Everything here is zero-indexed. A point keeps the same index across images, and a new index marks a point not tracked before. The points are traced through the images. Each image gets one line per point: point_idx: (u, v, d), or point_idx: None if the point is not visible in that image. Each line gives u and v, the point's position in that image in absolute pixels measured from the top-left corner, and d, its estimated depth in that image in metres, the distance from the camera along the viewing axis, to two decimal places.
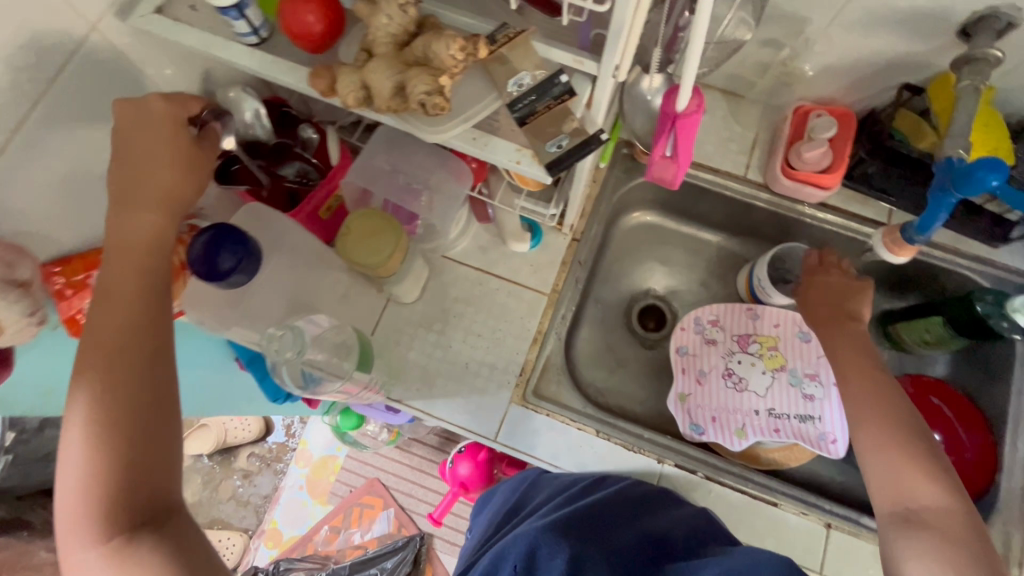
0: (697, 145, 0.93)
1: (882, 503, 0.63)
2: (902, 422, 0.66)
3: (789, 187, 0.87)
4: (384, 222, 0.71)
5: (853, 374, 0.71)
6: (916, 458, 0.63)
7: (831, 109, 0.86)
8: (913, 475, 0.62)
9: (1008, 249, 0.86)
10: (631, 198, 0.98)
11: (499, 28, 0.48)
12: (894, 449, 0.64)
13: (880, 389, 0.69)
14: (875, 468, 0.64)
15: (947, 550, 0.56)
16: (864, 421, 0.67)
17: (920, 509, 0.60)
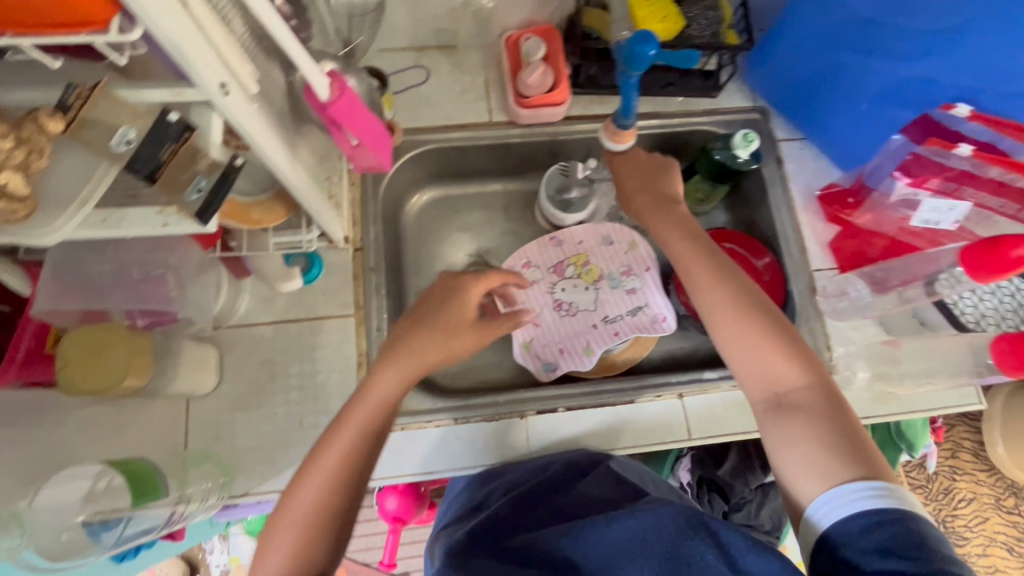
0: (436, 109, 0.92)
1: (753, 391, 0.63)
2: (754, 307, 0.64)
3: (529, 115, 0.89)
4: (112, 335, 0.63)
5: (696, 273, 0.69)
6: (776, 340, 0.62)
7: (535, 30, 0.89)
8: (773, 360, 0.62)
9: (727, 93, 0.95)
10: (403, 183, 0.95)
11: (64, 91, 0.40)
12: (752, 341, 0.63)
13: (731, 279, 0.67)
14: (742, 359, 0.64)
15: (811, 426, 0.58)
16: (724, 318, 0.65)
17: (786, 390, 0.61)
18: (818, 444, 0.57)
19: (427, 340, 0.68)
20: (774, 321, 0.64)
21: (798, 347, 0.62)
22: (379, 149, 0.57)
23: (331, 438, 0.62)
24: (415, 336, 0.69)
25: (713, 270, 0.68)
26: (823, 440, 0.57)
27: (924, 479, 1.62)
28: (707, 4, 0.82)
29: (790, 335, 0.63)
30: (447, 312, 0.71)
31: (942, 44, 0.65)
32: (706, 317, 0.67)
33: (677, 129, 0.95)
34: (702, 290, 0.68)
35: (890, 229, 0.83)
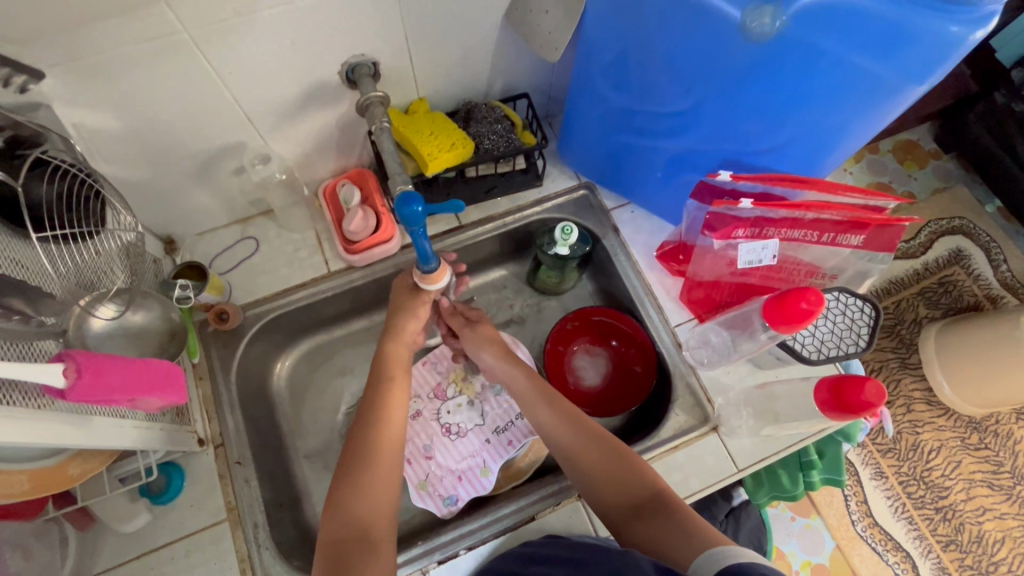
0: (273, 275, 0.91)
1: (615, 510, 0.66)
2: (594, 434, 0.70)
3: (364, 258, 0.90)
4: None
5: (543, 413, 0.75)
6: (604, 457, 0.68)
7: (347, 176, 0.91)
8: (619, 479, 0.67)
9: (550, 178, 0.99)
10: (261, 354, 0.92)
11: None
12: (600, 471, 0.68)
13: (570, 415, 0.73)
14: (597, 487, 0.68)
15: (668, 528, 0.60)
16: (574, 455, 0.70)
17: (639, 502, 0.65)
18: (677, 541, 0.59)
19: (414, 321, 0.78)
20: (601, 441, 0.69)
21: (635, 460, 0.68)
22: (159, 388, 0.56)
23: (355, 451, 0.68)
24: (395, 329, 0.78)
25: (554, 406, 0.74)
26: (680, 537, 0.59)
27: (891, 441, 1.47)
28: (492, 118, 0.86)
29: (626, 451, 0.69)
30: (416, 307, 0.78)
31: (689, 122, 0.70)
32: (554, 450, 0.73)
33: (514, 225, 0.97)
34: (550, 429, 0.73)
35: (725, 273, 0.85)
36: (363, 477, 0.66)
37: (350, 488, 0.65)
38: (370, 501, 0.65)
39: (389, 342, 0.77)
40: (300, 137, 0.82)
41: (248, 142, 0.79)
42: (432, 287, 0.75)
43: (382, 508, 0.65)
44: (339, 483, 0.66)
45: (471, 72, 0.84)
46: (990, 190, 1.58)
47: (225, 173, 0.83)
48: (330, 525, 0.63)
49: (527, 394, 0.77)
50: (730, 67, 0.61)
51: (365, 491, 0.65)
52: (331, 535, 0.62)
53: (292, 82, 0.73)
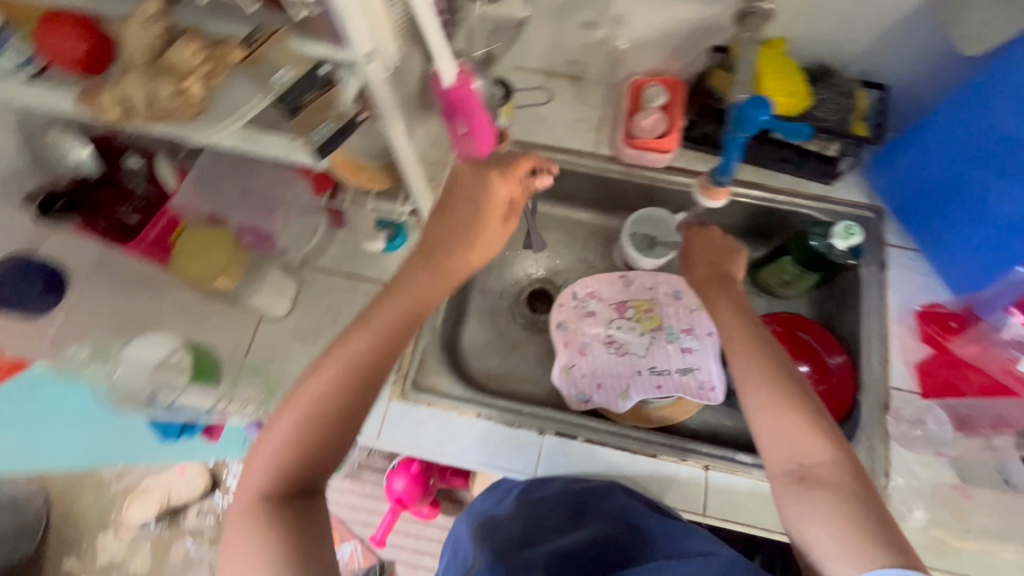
0: (548, 130, 0.97)
1: (776, 466, 0.62)
2: (792, 381, 0.65)
3: (633, 155, 0.92)
4: (214, 237, 0.73)
5: (739, 341, 0.69)
6: (796, 409, 0.63)
7: (661, 79, 0.92)
8: (798, 435, 0.62)
9: (843, 184, 0.91)
10: None
11: (252, 31, 0.49)
12: (786, 412, 0.63)
13: (773, 353, 0.68)
14: (768, 428, 0.63)
15: (845, 511, 0.57)
16: (760, 384, 0.65)
17: (808, 467, 0.61)
18: (855, 527, 0.56)
19: (472, 250, 0.63)
20: (801, 392, 0.64)
21: (830, 425, 0.63)
22: (484, 141, 0.64)
23: (326, 369, 0.57)
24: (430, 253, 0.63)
25: (755, 338, 0.69)
26: (860, 523, 0.56)
27: None
28: (842, 91, 0.81)
29: (823, 415, 0.64)
30: (485, 218, 0.63)
31: None
32: (738, 384, 0.67)
33: (782, 207, 0.91)
34: (745, 354, 0.68)
35: (994, 368, 0.78)
36: (334, 405, 0.56)
37: (285, 436, 0.55)
38: (300, 457, 0.55)
39: (441, 254, 0.62)
40: (655, 20, 0.84)
41: (615, 1, 0.83)
42: (706, 202, 0.78)
43: (315, 466, 0.55)
44: (285, 421, 0.56)
45: (850, 35, 0.80)
46: None
47: (575, 22, 0.88)
48: (283, 446, 0.55)
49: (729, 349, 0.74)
50: None
51: (325, 442, 0.56)
52: (285, 459, 0.54)
53: None
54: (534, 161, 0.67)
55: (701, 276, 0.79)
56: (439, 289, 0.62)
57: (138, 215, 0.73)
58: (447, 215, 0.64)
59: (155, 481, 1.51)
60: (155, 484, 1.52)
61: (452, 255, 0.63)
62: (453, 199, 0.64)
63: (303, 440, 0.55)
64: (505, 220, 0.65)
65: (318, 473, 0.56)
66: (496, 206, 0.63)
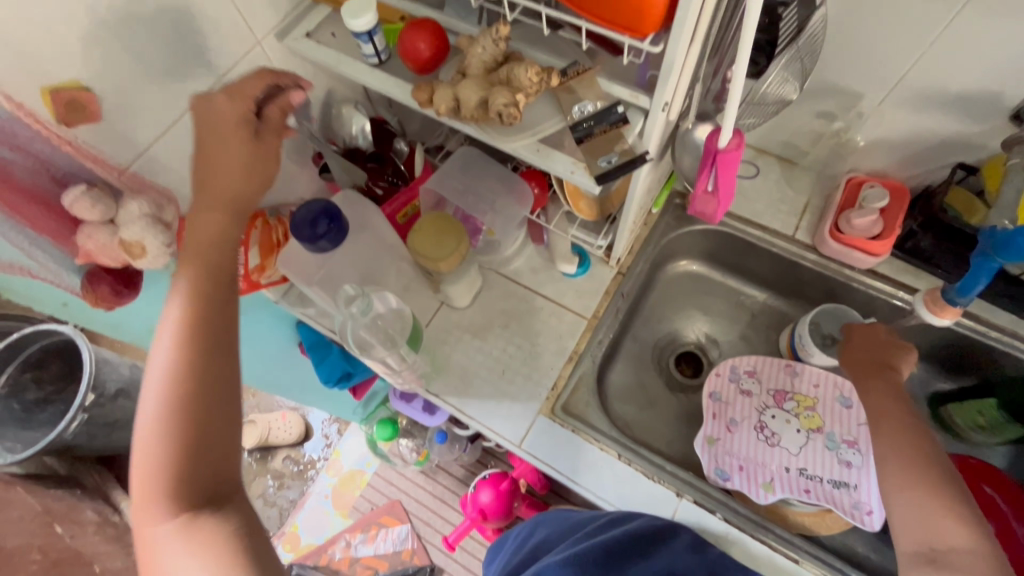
0: (748, 203, 0.98)
1: (905, 548, 0.60)
2: (935, 465, 0.64)
3: (836, 249, 0.89)
4: (452, 226, 0.81)
5: (879, 418, 0.71)
6: (934, 488, 0.61)
7: (885, 182, 0.89)
8: (933, 515, 0.60)
9: None
10: (679, 246, 1.03)
11: (570, 65, 0.57)
12: (918, 488, 0.62)
13: (921, 438, 0.67)
14: (901, 509, 0.62)
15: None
16: (891, 458, 0.66)
17: (942, 552, 0.57)
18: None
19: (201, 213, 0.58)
20: (943, 474, 0.63)
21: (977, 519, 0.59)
22: (724, 202, 0.66)
23: (155, 352, 0.53)
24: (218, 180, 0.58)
25: (898, 418, 0.70)
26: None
27: None
28: None
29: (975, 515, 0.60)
30: (226, 162, 0.58)
31: None
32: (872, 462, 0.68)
33: (995, 344, 0.82)
34: (886, 433, 0.68)
35: None
36: (165, 381, 0.52)
37: (138, 420, 0.52)
38: (150, 443, 0.51)
39: (200, 195, 0.58)
40: (902, 125, 0.83)
41: (865, 98, 0.83)
42: (933, 318, 0.75)
43: (193, 451, 0.51)
44: (143, 407, 0.52)
45: None
46: None
47: (811, 109, 0.89)
48: (153, 447, 0.51)
49: None
50: None
51: (148, 430, 0.51)
52: (152, 462, 0.50)
53: (977, 83, 0.73)
54: (277, 77, 0.62)
55: (857, 367, 0.79)
56: (239, 221, 0.60)
57: (378, 190, 0.86)
58: (206, 158, 0.58)
59: (264, 417, 1.83)
60: (262, 420, 1.85)
61: (226, 186, 0.59)
62: (206, 139, 0.59)
63: (171, 440, 0.51)
64: (256, 138, 0.60)
65: (218, 479, 0.52)
66: (246, 134, 0.59)
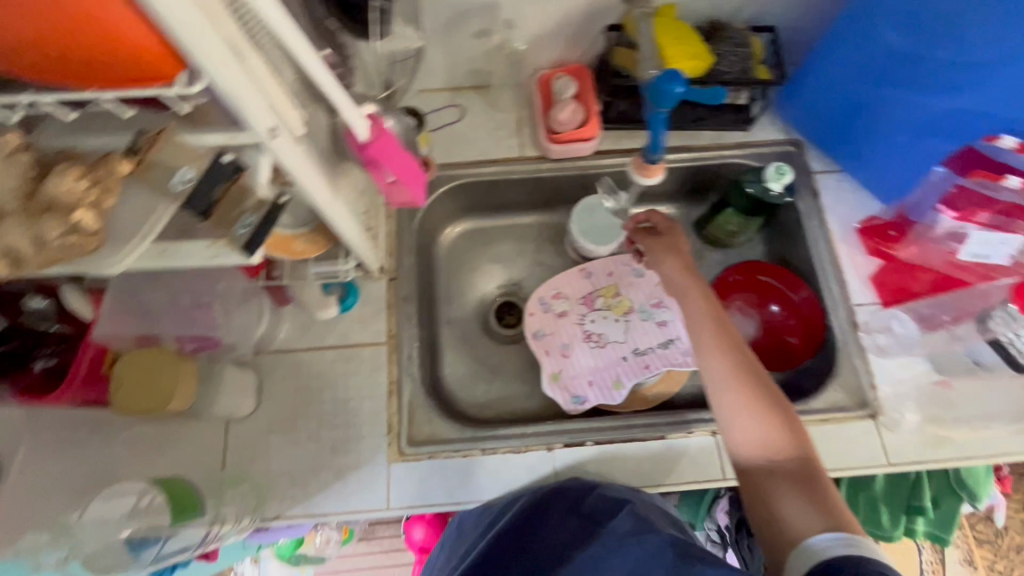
0: (470, 145, 0.95)
1: (743, 461, 0.64)
2: (756, 375, 0.66)
3: (560, 150, 0.92)
4: (151, 359, 0.68)
5: (705, 337, 0.71)
6: (759, 399, 0.65)
7: (565, 69, 0.92)
8: (759, 426, 0.64)
9: (758, 128, 0.95)
10: (437, 216, 0.98)
11: (137, 136, 0.43)
12: (746, 405, 0.65)
13: (737, 349, 0.69)
14: (735, 423, 0.65)
15: (801, 506, 0.59)
16: (721, 379, 0.67)
17: (772, 460, 0.63)
18: (814, 525, 0.57)
19: None
20: (763, 381, 0.66)
21: (792, 417, 0.65)
22: (415, 183, 0.60)
23: None
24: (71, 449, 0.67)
25: (719, 333, 0.70)
26: (817, 520, 0.57)
27: (992, 533, 1.49)
28: (736, 42, 0.83)
29: (788, 410, 0.65)
30: None
31: (982, 77, 0.65)
32: (707, 385, 0.69)
33: (709, 161, 0.94)
34: (713, 351, 0.69)
35: (937, 262, 0.80)
36: None
37: None
38: None
39: None
40: (545, 14, 0.84)
41: (501, 4, 0.81)
42: (643, 180, 0.77)
43: None
44: None
45: None
46: None
47: (466, 33, 0.86)
48: None
49: (697, 314, 0.74)
50: None
51: None
52: None
53: None
54: None
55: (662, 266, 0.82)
56: None
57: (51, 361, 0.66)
58: None
59: None
60: None
61: None
62: None
63: None
64: None
65: None
66: None
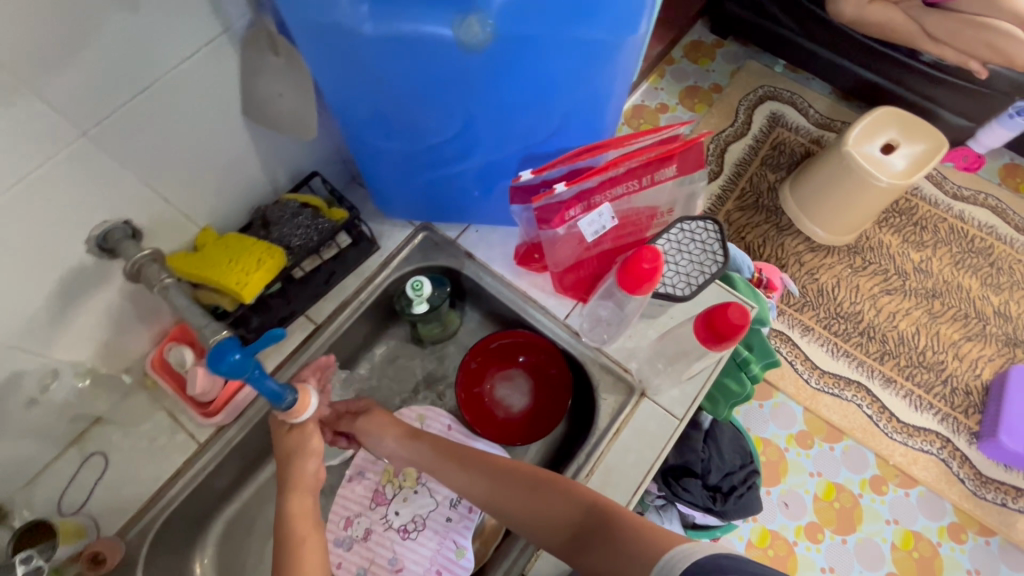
0: (140, 479, 0.79)
1: (560, 547, 0.69)
2: (513, 474, 0.74)
3: (228, 414, 0.80)
4: None
5: (456, 473, 0.77)
6: (528, 490, 0.72)
7: (171, 338, 0.81)
8: (545, 512, 0.70)
9: (386, 239, 0.94)
10: (170, 566, 0.80)
11: None
12: (525, 505, 0.71)
13: (489, 466, 0.76)
14: (530, 521, 0.70)
15: (607, 545, 0.63)
16: (496, 500, 0.73)
17: (573, 530, 0.68)
18: (613, 556, 0.62)
19: None
20: (523, 475, 0.73)
21: (562, 482, 0.71)
22: None
23: None
24: (294, 480, 0.70)
25: (466, 464, 0.77)
26: (608, 552, 0.63)
27: (801, 297, 1.72)
28: (294, 212, 0.80)
29: (556, 478, 0.72)
30: None
31: (471, 137, 0.69)
32: (493, 511, 0.74)
33: (371, 298, 0.91)
34: (474, 483, 0.75)
35: (580, 252, 0.86)
36: None
37: None
38: None
39: None
40: (87, 331, 0.71)
41: (24, 365, 0.67)
42: (307, 415, 0.69)
43: None
44: None
45: (245, 178, 0.78)
46: (772, 55, 1.96)
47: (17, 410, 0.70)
48: None
49: (439, 464, 0.79)
50: (497, 90, 0.62)
51: None
52: None
53: (37, 285, 0.62)
54: None
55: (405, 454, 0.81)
56: None
57: None
58: None
59: None
60: None
61: None
62: None
63: None
64: None
65: None
66: None
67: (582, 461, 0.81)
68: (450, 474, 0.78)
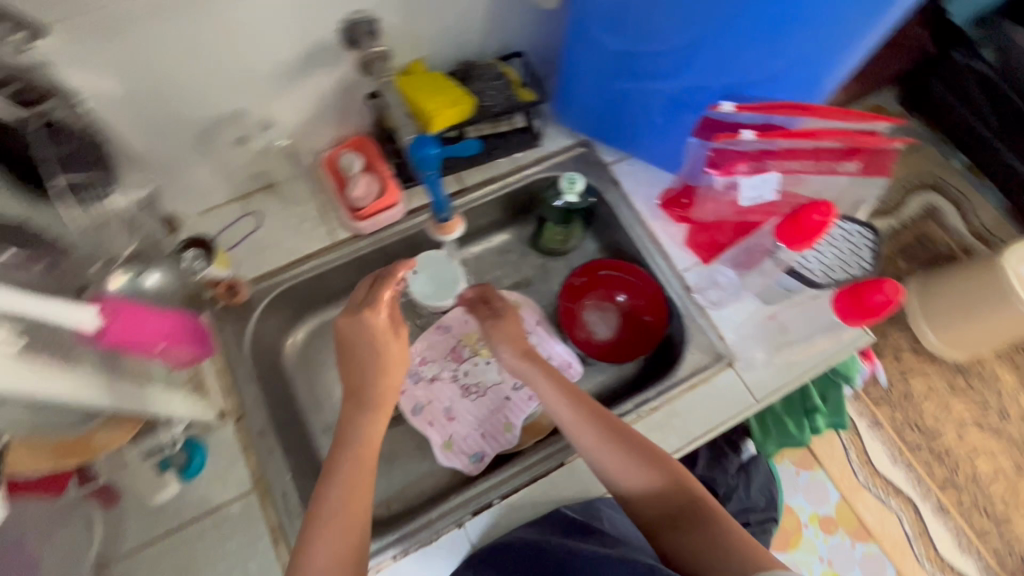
0: (279, 247, 0.90)
1: (648, 521, 0.68)
2: (623, 436, 0.71)
3: (369, 224, 0.90)
4: None
5: (565, 414, 0.74)
6: (634, 456, 0.69)
7: (346, 144, 0.90)
8: (646, 485, 0.68)
9: (548, 140, 1.00)
10: (272, 328, 0.91)
11: None
12: (628, 470, 0.69)
13: (599, 417, 0.73)
14: (626, 485, 0.69)
15: (706, 539, 0.63)
16: (598, 454, 0.71)
17: (670, 510, 0.67)
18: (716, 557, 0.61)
19: None
20: (633, 442, 0.70)
21: (669, 462, 0.69)
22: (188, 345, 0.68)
23: None
24: None
25: (578, 406, 0.74)
26: (714, 551, 0.62)
27: (884, 389, 1.63)
28: (492, 76, 0.88)
29: (664, 458, 0.69)
30: None
31: (691, 57, 0.73)
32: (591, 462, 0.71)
33: (516, 185, 0.97)
34: (580, 430, 0.72)
35: (728, 214, 0.86)
36: None
37: None
38: None
39: None
40: (299, 104, 0.82)
41: (249, 107, 0.79)
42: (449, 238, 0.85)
43: None
44: None
45: (467, 33, 0.86)
46: (956, 147, 1.82)
47: (224, 144, 0.82)
48: None
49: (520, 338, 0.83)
50: (745, 14, 0.65)
51: None
52: None
53: (292, 42, 0.73)
54: None
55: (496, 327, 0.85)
56: None
57: None
58: None
59: None
60: None
61: None
62: None
63: None
64: None
65: None
66: None
67: (650, 396, 0.83)
68: (551, 402, 0.76)
